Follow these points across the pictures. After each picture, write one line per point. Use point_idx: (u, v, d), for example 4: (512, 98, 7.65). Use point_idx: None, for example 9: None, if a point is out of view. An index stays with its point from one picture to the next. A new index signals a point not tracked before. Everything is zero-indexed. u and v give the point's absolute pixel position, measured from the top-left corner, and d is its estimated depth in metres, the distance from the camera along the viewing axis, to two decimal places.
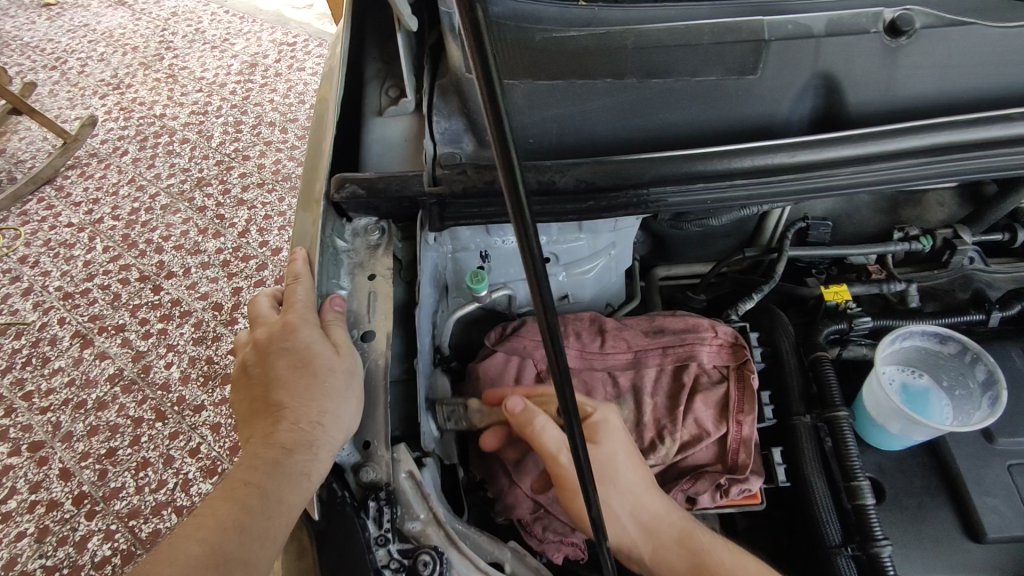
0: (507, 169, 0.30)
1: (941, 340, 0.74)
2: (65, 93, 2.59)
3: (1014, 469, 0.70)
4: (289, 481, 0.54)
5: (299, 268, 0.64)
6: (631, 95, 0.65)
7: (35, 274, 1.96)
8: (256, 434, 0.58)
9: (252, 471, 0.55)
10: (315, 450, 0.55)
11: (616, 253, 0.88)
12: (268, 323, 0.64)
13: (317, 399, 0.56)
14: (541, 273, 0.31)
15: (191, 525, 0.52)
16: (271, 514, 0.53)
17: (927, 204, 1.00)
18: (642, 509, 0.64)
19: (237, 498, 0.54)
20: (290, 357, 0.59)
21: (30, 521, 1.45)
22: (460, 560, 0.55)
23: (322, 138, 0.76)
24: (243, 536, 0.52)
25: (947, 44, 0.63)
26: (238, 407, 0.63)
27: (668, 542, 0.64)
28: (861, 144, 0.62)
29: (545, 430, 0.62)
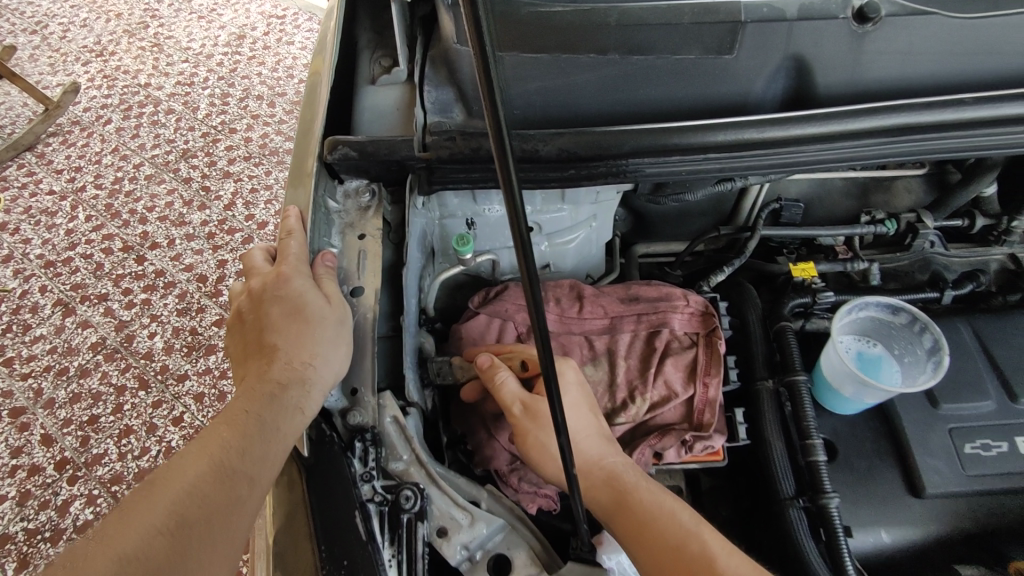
0: (497, 135, 0.33)
1: (894, 311, 0.79)
2: (46, 58, 2.55)
3: (955, 432, 0.75)
4: (284, 413, 0.57)
5: (293, 223, 0.68)
6: (613, 70, 0.69)
7: (15, 240, 1.95)
8: (250, 374, 0.61)
9: (249, 401, 0.57)
10: (308, 387, 0.58)
11: (596, 225, 0.91)
12: (262, 273, 0.67)
13: (309, 343, 0.60)
14: (525, 235, 0.35)
15: (195, 446, 0.53)
16: (270, 440, 0.55)
17: (895, 190, 1.07)
18: (570, 446, 0.67)
19: (238, 423, 0.56)
20: (283, 305, 0.63)
21: (11, 485, 1.47)
22: (441, 496, 0.58)
23: (315, 103, 0.79)
24: (247, 454, 0.54)
25: (910, 31, 0.66)
26: (232, 351, 0.66)
27: (588, 475, 0.66)
28: (826, 123, 0.66)
29: (503, 382, 0.67)
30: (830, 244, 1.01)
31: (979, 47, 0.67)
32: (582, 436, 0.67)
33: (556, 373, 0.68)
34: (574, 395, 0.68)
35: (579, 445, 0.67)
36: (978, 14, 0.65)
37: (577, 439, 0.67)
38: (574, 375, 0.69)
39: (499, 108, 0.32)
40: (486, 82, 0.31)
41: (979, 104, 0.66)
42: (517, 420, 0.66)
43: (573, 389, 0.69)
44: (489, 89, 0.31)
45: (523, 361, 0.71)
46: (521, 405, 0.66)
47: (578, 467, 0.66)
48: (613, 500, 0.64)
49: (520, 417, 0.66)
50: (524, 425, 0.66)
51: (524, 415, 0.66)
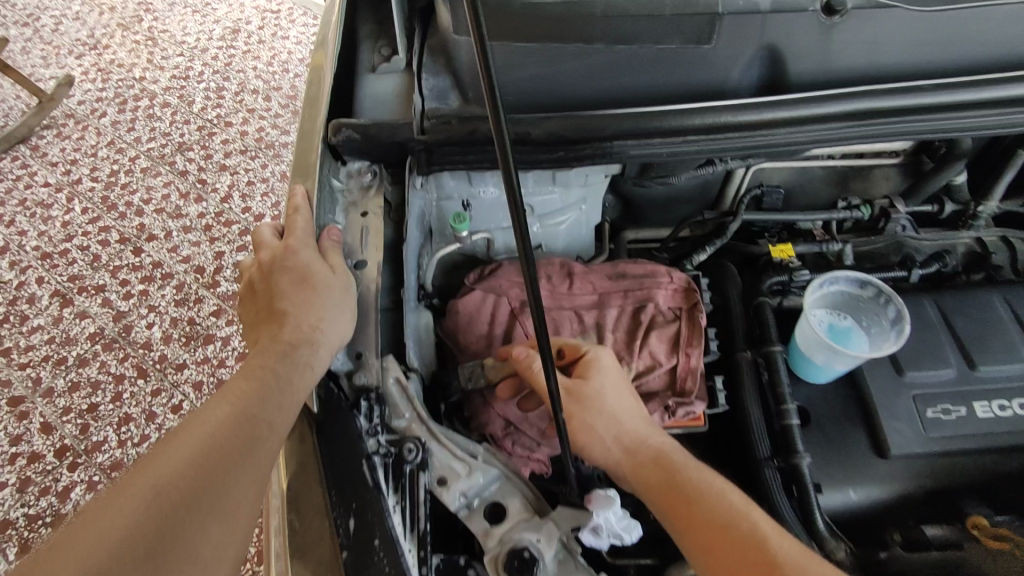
0: (493, 108, 0.39)
1: (862, 285, 0.85)
2: (39, 51, 2.57)
3: (919, 397, 0.80)
4: (295, 368, 0.62)
5: (299, 201, 0.72)
6: (601, 58, 0.74)
7: (12, 232, 1.98)
8: (265, 336, 0.67)
9: (264, 359, 0.63)
10: (316, 346, 0.64)
11: (586, 209, 0.96)
12: (270, 247, 0.72)
13: (316, 309, 0.65)
14: (515, 185, 0.42)
15: (219, 395, 0.59)
16: (284, 391, 0.61)
17: (874, 179, 1.09)
18: (617, 426, 0.71)
19: (256, 376, 0.61)
20: (292, 275, 0.68)
21: (11, 472, 1.51)
22: (441, 450, 0.63)
23: (319, 91, 0.81)
24: (263, 402, 0.59)
25: (872, 25, 0.71)
26: (246, 318, 0.72)
27: (637, 455, 0.69)
28: (795, 108, 0.71)
29: (541, 370, 0.72)
30: (810, 229, 1.07)
31: (937, 38, 0.72)
32: (628, 417, 0.71)
33: (592, 358, 0.74)
34: (614, 378, 0.73)
35: (626, 425, 0.71)
36: (936, 9, 0.70)
37: (624, 419, 0.71)
38: (610, 361, 0.75)
39: (495, 88, 0.38)
40: (487, 76, 0.37)
41: (937, 90, 0.71)
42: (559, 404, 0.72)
43: (612, 373, 0.74)
44: (489, 78, 0.37)
45: (558, 349, 0.77)
46: (561, 387, 0.71)
47: (626, 447, 0.70)
48: (662, 477, 0.67)
49: (561, 398, 0.71)
50: (569, 408, 0.72)
51: (565, 396, 0.71)
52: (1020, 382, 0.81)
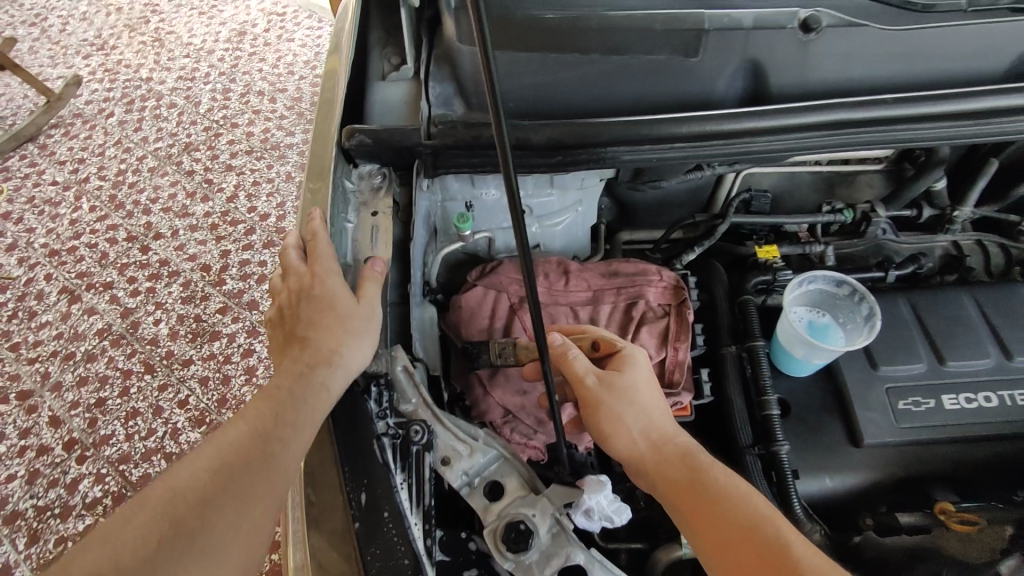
0: (498, 123, 0.43)
1: (838, 284, 0.91)
2: (47, 52, 2.62)
3: (892, 390, 0.86)
4: (312, 388, 0.66)
5: (317, 226, 0.74)
6: (596, 69, 0.79)
7: (20, 230, 2.03)
8: (288, 359, 0.70)
9: (286, 380, 0.67)
10: (332, 367, 0.67)
11: (582, 210, 1.02)
12: (297, 273, 0.73)
13: (340, 336, 0.69)
14: (514, 181, 0.46)
15: (241, 414, 0.66)
16: (300, 409, 0.65)
17: (858, 185, 1.16)
18: (647, 421, 0.74)
19: (275, 396, 0.66)
20: (317, 303, 0.71)
21: (21, 464, 1.56)
22: (445, 432, 0.69)
23: (335, 90, 0.86)
24: (279, 420, 0.64)
25: (848, 40, 0.77)
26: (274, 337, 0.76)
27: (663, 452, 0.72)
28: (775, 118, 0.76)
29: (576, 358, 0.76)
30: (795, 231, 1.11)
31: (905, 55, 0.78)
32: (657, 413, 0.74)
33: (629, 353, 0.77)
34: (646, 374, 0.76)
35: (655, 421, 0.74)
36: (906, 26, 0.76)
37: (653, 415, 0.74)
38: (644, 359, 0.78)
39: (498, 95, 0.42)
40: (491, 81, 0.41)
41: (901, 102, 0.76)
42: (589, 392, 0.74)
43: (644, 371, 0.76)
44: (492, 84, 0.41)
45: (594, 341, 0.80)
46: (595, 376, 0.75)
47: (653, 442, 0.73)
48: (687, 473, 0.69)
49: (592, 386, 0.74)
50: (599, 397, 0.74)
51: (597, 384, 0.74)
52: (987, 376, 0.87)
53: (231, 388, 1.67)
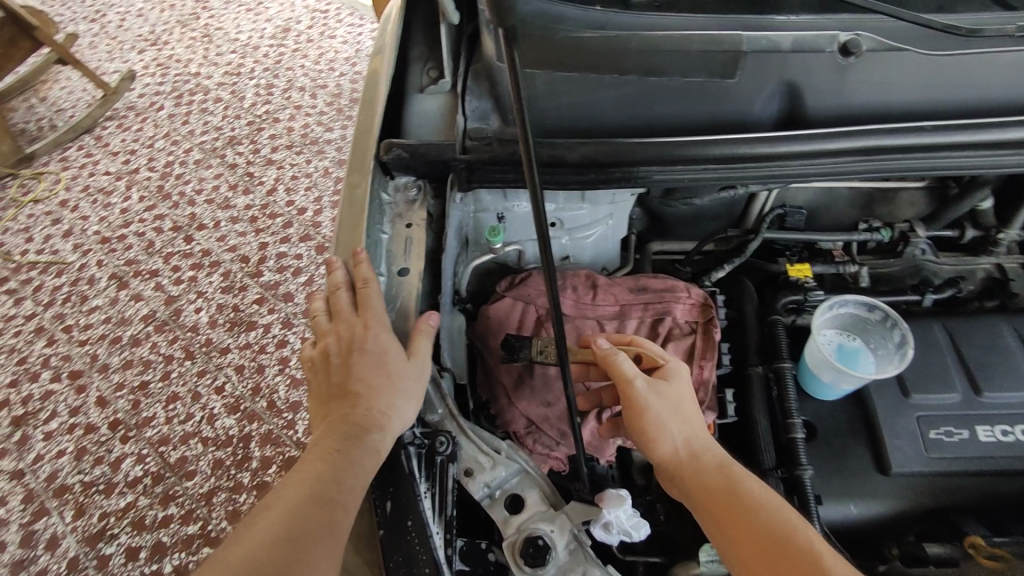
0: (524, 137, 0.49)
1: (870, 309, 0.90)
2: (104, 46, 2.74)
3: (922, 419, 0.84)
4: (366, 453, 0.66)
5: (366, 272, 0.76)
6: (631, 89, 0.80)
7: (75, 217, 2.13)
8: (336, 414, 0.70)
9: (338, 440, 0.67)
10: (385, 432, 0.68)
11: (613, 224, 1.02)
12: (348, 321, 0.75)
13: (388, 396, 0.69)
14: (535, 181, 0.52)
15: (299, 474, 0.66)
16: (354, 474, 0.65)
17: (899, 202, 1.12)
18: (688, 429, 0.74)
19: (329, 458, 0.66)
20: (368, 357, 0.72)
21: (70, 441, 1.65)
22: (468, 443, 0.71)
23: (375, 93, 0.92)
24: (333, 486, 0.65)
25: (885, 64, 0.76)
26: (317, 384, 0.76)
27: (701, 459, 0.72)
28: (808, 143, 0.76)
29: (623, 360, 0.75)
30: (829, 249, 1.09)
31: (941, 82, 0.77)
32: (698, 423, 0.75)
33: (675, 367, 0.78)
34: (689, 388, 0.77)
35: (696, 430, 0.74)
36: (952, 52, 0.74)
37: (694, 425, 0.75)
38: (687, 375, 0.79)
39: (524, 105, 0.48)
40: (518, 101, 0.47)
41: (940, 131, 0.76)
42: (637, 395, 0.74)
43: (688, 387, 0.77)
44: (518, 100, 0.48)
45: (638, 353, 0.80)
46: (644, 380, 0.74)
47: (692, 448, 0.73)
48: (724, 482, 0.70)
49: (641, 389, 0.74)
50: (646, 400, 0.74)
51: (646, 387, 0.74)
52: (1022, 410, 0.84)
53: (265, 377, 1.74)
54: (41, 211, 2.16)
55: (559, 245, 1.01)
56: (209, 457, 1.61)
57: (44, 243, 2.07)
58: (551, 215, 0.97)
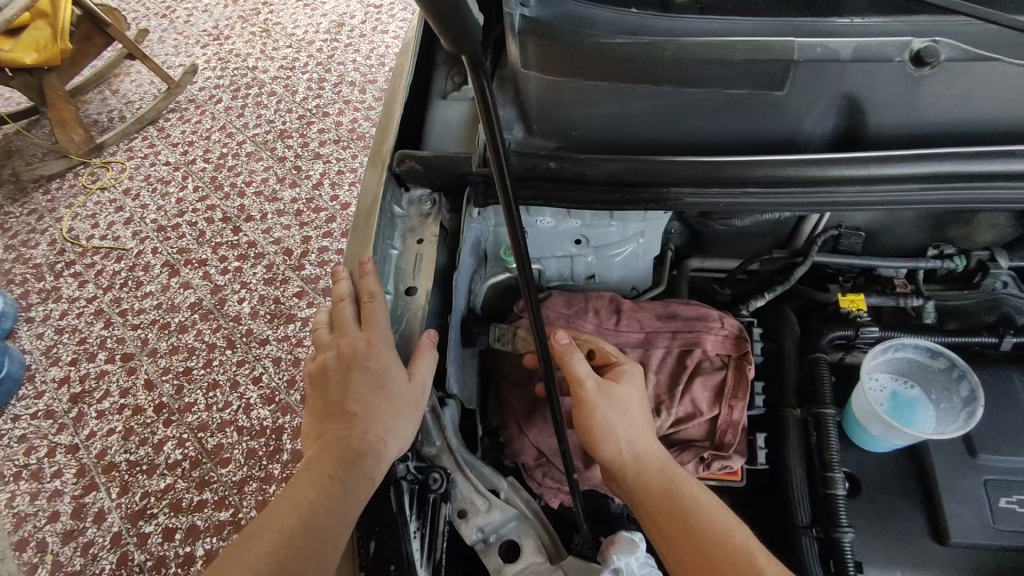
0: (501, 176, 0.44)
1: (933, 355, 0.81)
2: (172, 40, 2.83)
3: (989, 483, 0.75)
4: (361, 480, 0.62)
5: (373, 286, 0.70)
6: (667, 101, 0.71)
7: (136, 205, 2.20)
8: (330, 435, 0.66)
9: (331, 466, 0.63)
10: (381, 458, 0.64)
11: (644, 242, 0.94)
12: (350, 336, 0.69)
13: (386, 419, 0.65)
14: (513, 210, 0.46)
15: (289, 499, 0.62)
16: (347, 503, 0.61)
17: (978, 224, 0.95)
18: (634, 432, 0.72)
19: (322, 484, 0.62)
20: (368, 376, 0.66)
21: (119, 421, 1.70)
22: (464, 481, 0.66)
23: (396, 99, 0.85)
24: (324, 514, 0.60)
25: (972, 77, 0.65)
26: (311, 402, 0.71)
27: (644, 463, 0.71)
28: (868, 166, 0.66)
29: (577, 361, 0.74)
30: (891, 276, 0.98)
31: None
32: (644, 425, 0.73)
33: (626, 365, 0.76)
34: (641, 390, 0.74)
35: (643, 434, 0.72)
36: None
37: (641, 428, 0.72)
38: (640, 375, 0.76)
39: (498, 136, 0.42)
40: (493, 142, 0.42)
41: None
42: (587, 397, 0.72)
43: (641, 387, 0.75)
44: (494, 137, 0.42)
45: (592, 350, 0.79)
46: (594, 381, 0.73)
47: (636, 452, 0.71)
48: (664, 488, 0.69)
49: (591, 392, 0.72)
50: (594, 401, 0.72)
51: (596, 390, 0.72)
52: None
53: (301, 370, 1.75)
54: (106, 198, 2.23)
55: (584, 262, 0.94)
56: (244, 446, 1.62)
57: (107, 229, 2.14)
58: (575, 232, 0.89)
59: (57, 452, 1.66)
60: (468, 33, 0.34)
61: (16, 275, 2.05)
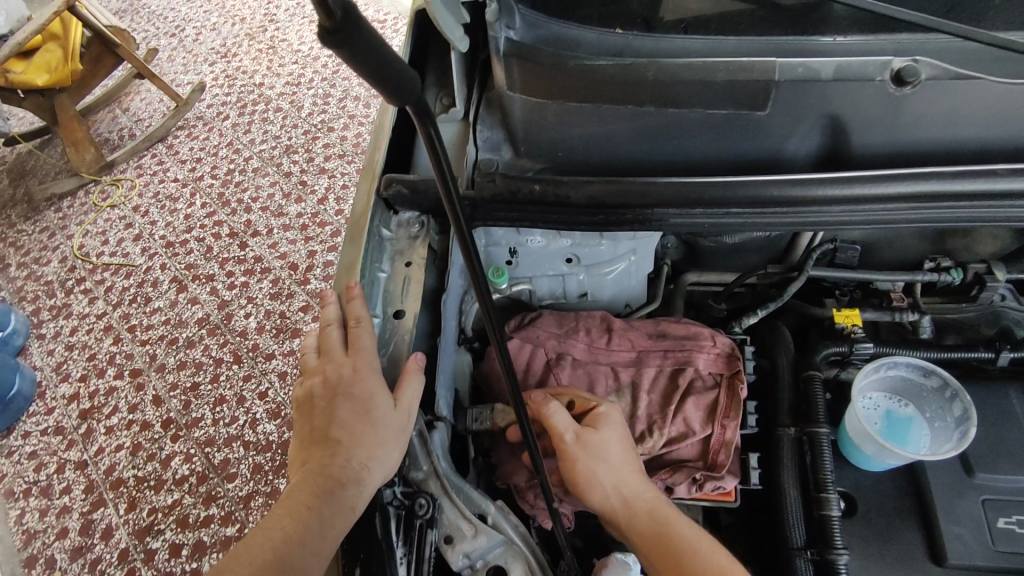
0: (450, 204, 0.45)
1: (926, 374, 0.83)
2: (181, 59, 2.87)
3: (987, 503, 0.76)
4: (340, 510, 0.63)
5: (360, 311, 0.71)
6: (650, 121, 0.71)
7: (145, 221, 2.23)
8: (313, 463, 0.66)
9: (311, 496, 0.64)
10: (362, 487, 0.64)
11: (636, 259, 0.93)
12: (337, 362, 0.70)
13: (370, 445, 0.65)
14: (466, 238, 0.48)
15: (264, 532, 0.63)
16: (323, 537, 0.62)
17: (979, 236, 0.94)
18: (619, 477, 0.72)
19: (299, 516, 0.63)
20: (353, 403, 0.67)
21: (127, 436, 1.72)
22: (451, 507, 0.66)
23: (384, 123, 0.87)
24: (304, 545, 0.61)
25: (950, 95, 0.65)
26: (297, 428, 0.71)
27: (633, 507, 0.71)
28: (849, 186, 0.67)
29: (555, 414, 0.75)
30: (888, 289, 0.97)
31: (1015, 115, 0.66)
32: (629, 469, 0.72)
33: (603, 411, 0.76)
34: (620, 434, 0.74)
35: (628, 479, 0.72)
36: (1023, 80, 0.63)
37: (625, 473, 0.72)
38: (619, 417, 0.76)
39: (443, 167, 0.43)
40: (439, 171, 0.43)
41: (1011, 175, 0.65)
42: (569, 449, 0.73)
43: (621, 430, 0.75)
44: (442, 174, 0.43)
45: (571, 400, 0.79)
46: (573, 433, 0.74)
47: (624, 498, 0.71)
48: (655, 531, 0.69)
49: (571, 443, 0.73)
50: (575, 452, 0.73)
51: (575, 442, 0.73)
52: None
53: None
54: (116, 215, 2.26)
55: (575, 280, 0.94)
56: (250, 461, 1.63)
57: (117, 246, 2.17)
58: (566, 250, 0.89)
59: (67, 468, 1.68)
60: (402, 83, 0.37)
61: (28, 293, 2.08)
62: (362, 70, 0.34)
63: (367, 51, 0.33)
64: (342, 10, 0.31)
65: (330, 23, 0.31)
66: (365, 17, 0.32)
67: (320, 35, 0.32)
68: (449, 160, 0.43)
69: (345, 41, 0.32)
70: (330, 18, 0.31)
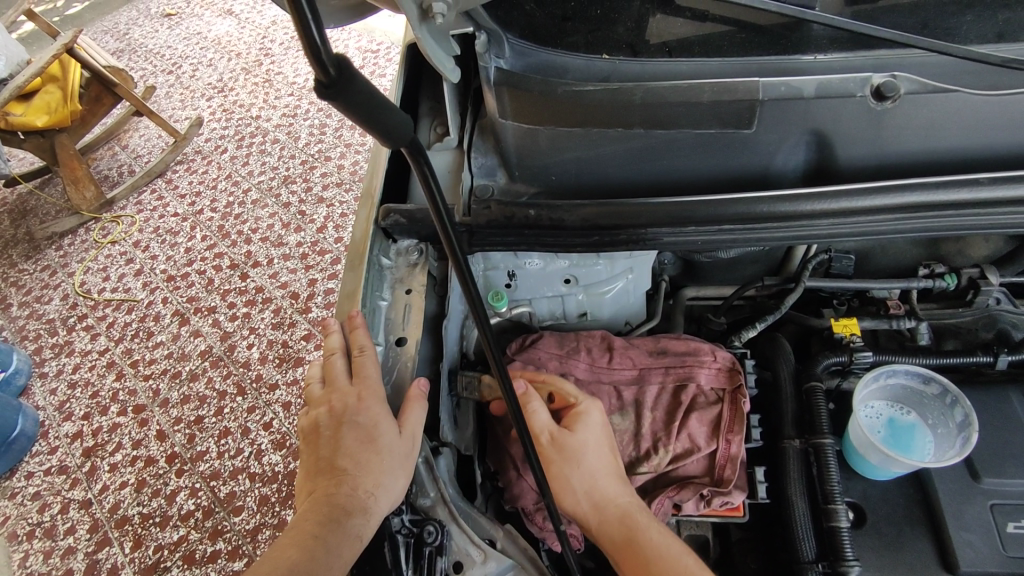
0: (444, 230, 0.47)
1: (926, 381, 0.83)
2: (178, 95, 2.92)
3: (995, 507, 0.76)
4: (346, 539, 0.62)
5: (363, 340, 0.72)
6: (639, 143, 0.73)
7: (146, 256, 2.25)
8: (319, 492, 0.66)
9: (318, 525, 0.63)
10: (368, 516, 0.63)
11: (634, 277, 0.94)
12: (340, 391, 0.70)
13: (375, 473, 0.65)
14: (463, 267, 0.49)
15: (269, 562, 0.62)
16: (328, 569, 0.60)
17: (971, 240, 0.96)
18: (590, 482, 0.73)
19: (305, 546, 0.62)
20: (359, 431, 0.67)
21: (131, 473, 1.71)
22: (459, 532, 0.67)
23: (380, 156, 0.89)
24: None
25: (932, 107, 0.67)
26: (304, 459, 0.71)
27: (605, 511, 0.73)
28: (837, 199, 0.68)
29: (534, 413, 0.75)
30: (885, 297, 0.97)
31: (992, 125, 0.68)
32: (602, 475, 0.74)
33: (581, 409, 0.76)
34: (597, 435, 0.75)
35: (600, 483, 0.73)
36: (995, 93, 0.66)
37: (598, 478, 0.73)
38: (599, 417, 0.76)
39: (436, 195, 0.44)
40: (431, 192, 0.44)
41: (994, 184, 0.67)
42: (543, 450, 0.75)
43: (598, 429, 0.75)
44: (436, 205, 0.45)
45: (552, 392, 0.79)
46: (548, 434, 0.75)
47: (595, 502, 0.73)
48: (623, 536, 0.71)
49: (546, 445, 0.75)
50: (549, 454, 0.75)
51: (549, 443, 0.75)
52: None
53: None
54: (117, 251, 2.28)
55: (574, 300, 0.95)
56: (256, 493, 1.62)
57: (118, 282, 2.18)
58: (563, 271, 0.90)
59: (71, 508, 1.67)
60: (394, 130, 0.38)
61: (30, 331, 2.09)
62: (356, 120, 0.36)
63: (361, 102, 0.35)
64: (336, 65, 0.33)
65: (325, 78, 0.33)
66: (359, 71, 0.34)
67: (315, 87, 0.33)
68: (441, 192, 0.45)
69: (339, 93, 0.34)
70: (324, 73, 0.33)
